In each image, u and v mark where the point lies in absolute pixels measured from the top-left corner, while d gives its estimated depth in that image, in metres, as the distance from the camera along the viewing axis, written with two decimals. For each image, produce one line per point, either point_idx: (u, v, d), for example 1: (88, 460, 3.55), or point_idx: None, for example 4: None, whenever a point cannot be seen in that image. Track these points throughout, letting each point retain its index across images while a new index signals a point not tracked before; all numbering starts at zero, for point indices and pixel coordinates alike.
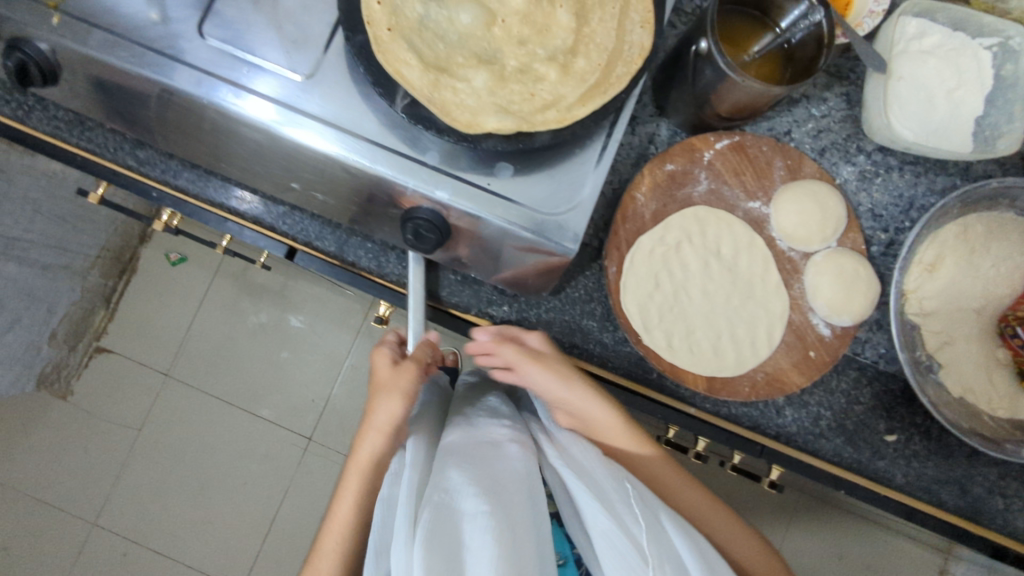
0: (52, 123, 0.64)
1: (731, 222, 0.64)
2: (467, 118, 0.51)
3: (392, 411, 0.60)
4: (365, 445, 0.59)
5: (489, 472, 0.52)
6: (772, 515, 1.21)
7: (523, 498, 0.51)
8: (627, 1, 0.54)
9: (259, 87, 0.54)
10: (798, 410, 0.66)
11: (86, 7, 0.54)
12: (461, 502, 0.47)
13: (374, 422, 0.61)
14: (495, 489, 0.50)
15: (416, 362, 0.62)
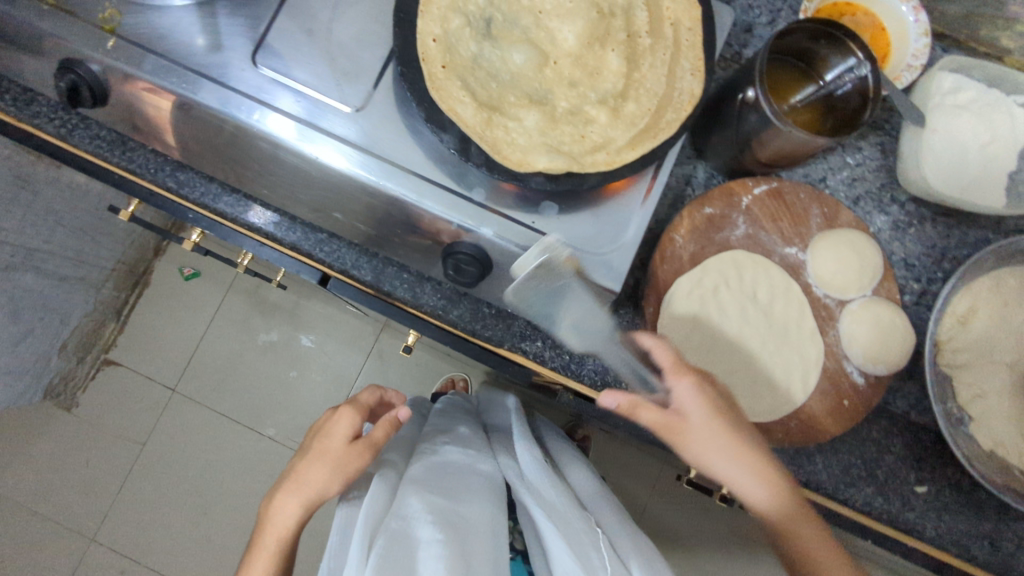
0: (94, 141, 0.63)
1: (768, 266, 0.64)
2: (518, 156, 0.51)
3: (325, 480, 0.58)
4: (284, 507, 0.57)
5: (450, 502, 0.59)
6: None
7: (479, 529, 0.58)
8: (679, 47, 0.53)
9: (283, 105, 0.54)
10: (829, 457, 0.66)
11: (140, 32, 0.54)
12: (416, 523, 0.54)
13: (299, 484, 0.58)
14: (450, 520, 0.56)
15: (370, 442, 0.62)
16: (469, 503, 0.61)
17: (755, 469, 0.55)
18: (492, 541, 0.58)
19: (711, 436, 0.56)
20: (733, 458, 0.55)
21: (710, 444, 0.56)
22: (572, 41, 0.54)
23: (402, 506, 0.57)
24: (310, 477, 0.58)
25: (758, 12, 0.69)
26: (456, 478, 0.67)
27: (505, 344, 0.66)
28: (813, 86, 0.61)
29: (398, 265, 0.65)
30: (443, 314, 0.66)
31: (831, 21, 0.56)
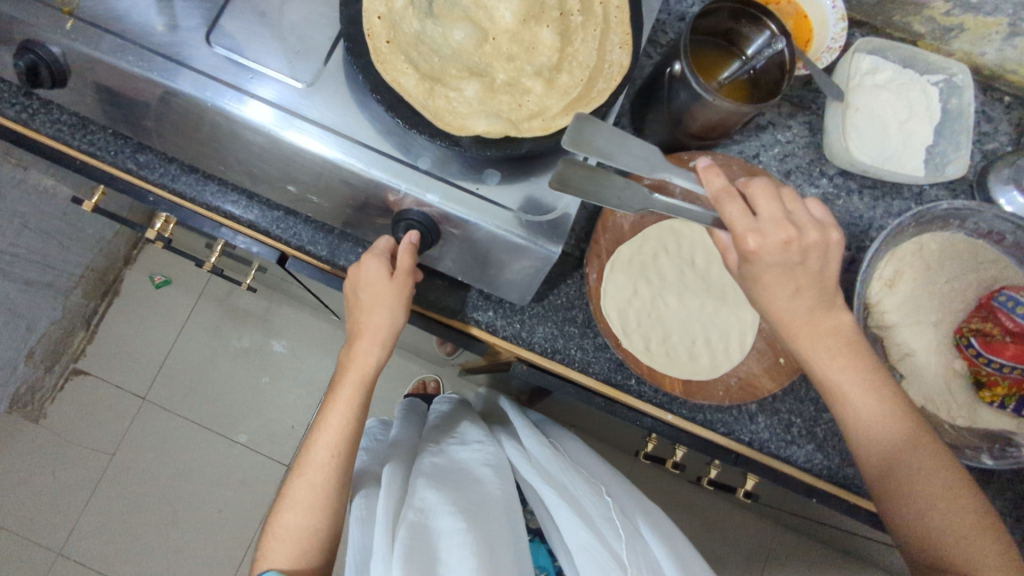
0: (55, 126, 0.66)
1: (704, 235, 0.69)
2: (458, 122, 0.56)
3: (390, 324, 0.64)
4: (363, 353, 0.64)
5: (464, 496, 0.63)
6: None
7: (498, 520, 0.62)
8: (607, 24, 0.57)
9: (261, 92, 0.57)
10: (770, 416, 0.69)
11: (98, 14, 0.57)
12: (432, 513, 0.59)
13: (370, 331, 0.64)
14: (470, 512, 0.60)
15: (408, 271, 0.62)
16: (477, 485, 0.67)
17: (887, 408, 0.55)
18: (511, 533, 0.63)
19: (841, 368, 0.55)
20: (869, 397, 0.55)
21: (807, 333, 0.54)
22: (508, 17, 0.54)
23: (416, 500, 0.61)
24: (374, 324, 0.63)
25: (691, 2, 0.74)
26: (466, 471, 0.70)
27: (458, 315, 0.68)
28: (739, 60, 0.66)
29: (354, 240, 0.68)
30: None
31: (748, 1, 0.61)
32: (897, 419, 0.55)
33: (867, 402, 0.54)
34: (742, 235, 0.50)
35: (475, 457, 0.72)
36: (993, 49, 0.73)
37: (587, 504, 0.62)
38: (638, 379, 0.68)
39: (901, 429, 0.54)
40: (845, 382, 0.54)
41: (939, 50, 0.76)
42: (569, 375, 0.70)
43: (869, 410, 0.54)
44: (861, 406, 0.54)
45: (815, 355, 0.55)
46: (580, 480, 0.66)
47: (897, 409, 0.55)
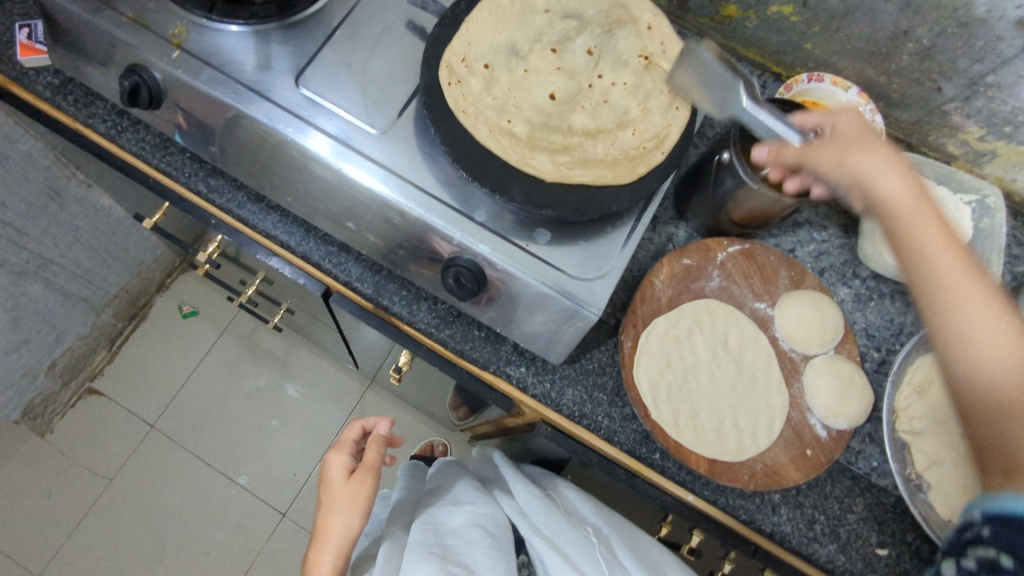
0: (139, 144, 0.71)
1: (739, 316, 0.69)
2: (518, 159, 0.60)
3: (347, 523, 0.67)
4: (321, 560, 0.65)
5: (448, 562, 0.64)
6: None
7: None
8: (672, 99, 0.64)
9: (323, 125, 0.62)
10: (793, 509, 0.67)
11: (203, 49, 0.63)
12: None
13: (330, 536, 0.66)
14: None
15: (368, 467, 0.70)
16: (465, 550, 0.67)
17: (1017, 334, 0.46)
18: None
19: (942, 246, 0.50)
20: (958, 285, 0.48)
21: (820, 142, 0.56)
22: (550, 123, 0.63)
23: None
24: (334, 525, 0.67)
25: None
26: (454, 529, 0.71)
27: (490, 367, 0.68)
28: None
29: (398, 282, 0.70)
30: (435, 332, 0.69)
31: (797, 104, 0.65)
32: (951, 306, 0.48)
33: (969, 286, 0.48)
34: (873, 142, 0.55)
35: (457, 507, 0.75)
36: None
37: (567, 548, 0.65)
38: (662, 454, 0.67)
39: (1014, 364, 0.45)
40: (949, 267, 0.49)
41: (971, 171, 0.80)
42: (593, 443, 0.70)
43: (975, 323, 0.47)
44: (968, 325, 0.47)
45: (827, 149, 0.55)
46: (564, 521, 0.69)
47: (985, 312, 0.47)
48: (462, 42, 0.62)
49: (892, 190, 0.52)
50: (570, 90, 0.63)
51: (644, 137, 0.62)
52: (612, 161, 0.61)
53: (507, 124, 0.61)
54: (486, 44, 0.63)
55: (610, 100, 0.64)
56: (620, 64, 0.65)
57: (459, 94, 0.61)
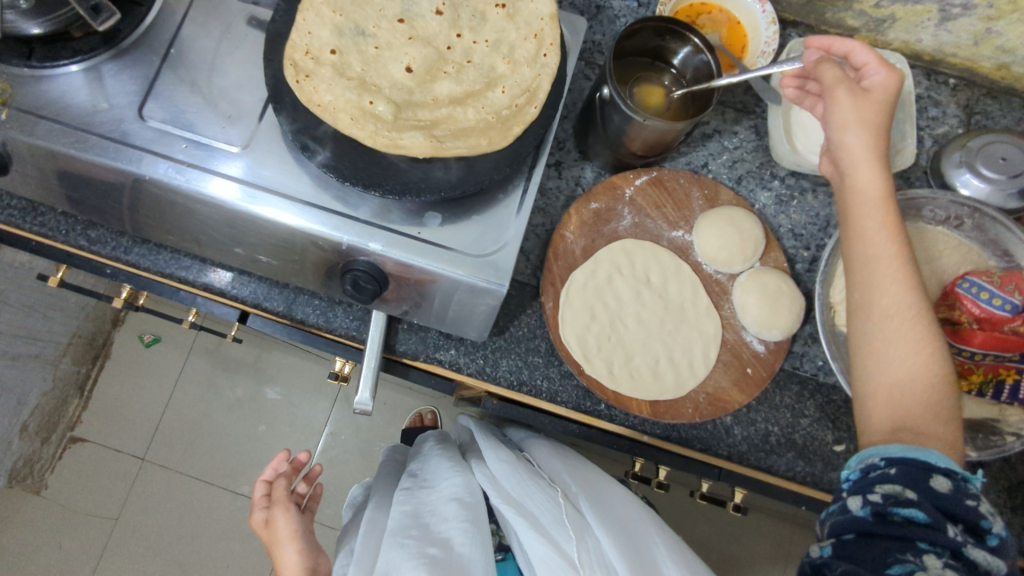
0: (6, 211, 0.67)
1: (657, 251, 0.68)
2: (389, 139, 0.56)
3: (287, 522, 0.76)
4: (285, 554, 0.73)
5: (422, 503, 0.69)
6: (704, 521, 1.36)
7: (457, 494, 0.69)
8: (541, 43, 0.60)
9: (225, 169, 0.58)
10: (746, 427, 0.68)
11: (31, 101, 0.58)
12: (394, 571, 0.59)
13: (283, 530, 0.75)
14: (431, 512, 0.67)
15: (280, 497, 0.79)
16: (443, 527, 0.64)
17: (921, 360, 0.52)
18: (479, 506, 0.68)
19: (875, 229, 0.54)
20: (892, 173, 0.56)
21: (893, 366, 0.52)
22: (415, 96, 0.59)
23: (392, 520, 0.66)
24: (286, 563, 0.73)
25: (624, 20, 0.76)
26: (423, 485, 0.73)
27: (420, 356, 0.67)
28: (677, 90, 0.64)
29: (309, 292, 0.69)
30: (358, 335, 0.69)
31: (669, 19, 0.62)
32: (922, 329, 0.53)
33: (894, 287, 0.53)
34: (878, 317, 0.54)
35: (426, 478, 0.75)
36: (929, 35, 0.74)
37: (536, 511, 0.61)
38: (607, 404, 0.67)
39: (937, 397, 0.51)
40: (893, 296, 0.53)
41: (876, 41, 0.77)
42: (541, 405, 0.69)
43: (890, 362, 0.53)
44: (882, 299, 0.53)
45: (898, 358, 0.52)
46: (510, 457, 0.70)
47: (925, 308, 0.53)
48: (301, 34, 0.57)
49: (901, 378, 0.52)
50: (428, 58, 0.59)
51: (515, 94, 0.59)
52: (484, 129, 0.58)
53: (370, 106, 0.56)
54: (328, 29, 0.59)
55: (474, 59, 0.61)
56: (477, 19, 0.62)
57: (309, 89, 0.56)
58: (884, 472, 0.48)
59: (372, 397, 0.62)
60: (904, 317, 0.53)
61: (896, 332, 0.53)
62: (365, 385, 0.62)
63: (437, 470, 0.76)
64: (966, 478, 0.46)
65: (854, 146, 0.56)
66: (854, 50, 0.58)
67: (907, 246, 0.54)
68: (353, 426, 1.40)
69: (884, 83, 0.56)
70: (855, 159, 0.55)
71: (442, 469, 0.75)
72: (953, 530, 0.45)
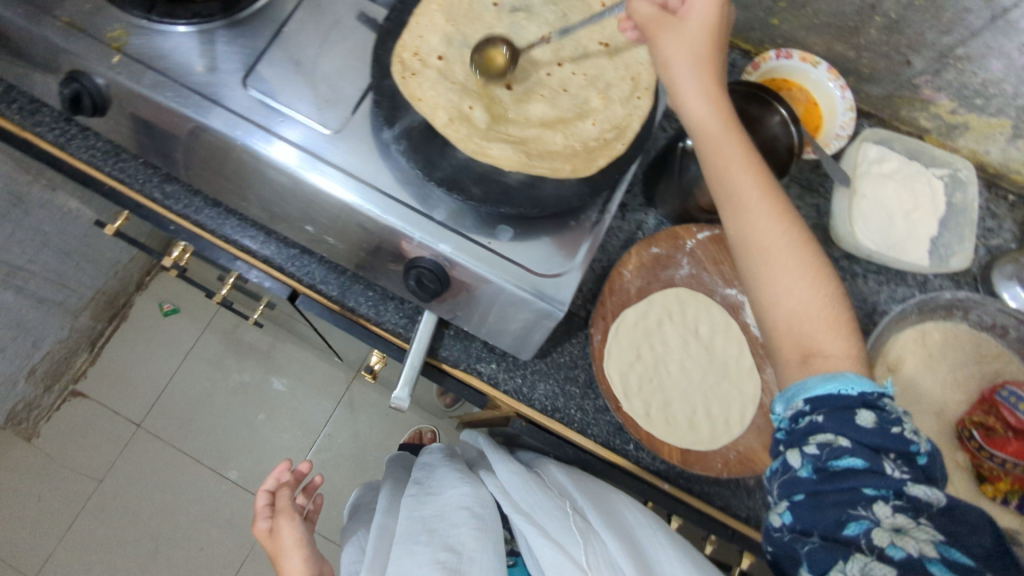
0: (89, 151, 0.70)
1: (710, 305, 0.70)
2: (477, 146, 0.58)
3: (292, 532, 0.76)
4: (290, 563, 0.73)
5: (430, 506, 0.69)
6: None
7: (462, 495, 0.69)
8: (636, 87, 0.63)
9: (287, 134, 0.60)
10: (768, 493, 0.68)
11: (143, 52, 0.61)
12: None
13: (287, 541, 0.75)
14: (438, 516, 0.67)
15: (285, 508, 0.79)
16: (451, 533, 0.64)
17: (822, 283, 0.48)
18: (485, 511, 0.68)
19: (730, 167, 0.50)
20: (724, 103, 0.51)
21: (802, 292, 0.48)
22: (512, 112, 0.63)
23: (400, 527, 0.67)
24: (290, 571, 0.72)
25: None
26: (430, 488, 0.73)
27: (461, 365, 0.68)
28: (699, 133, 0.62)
29: (365, 283, 0.70)
30: (404, 332, 0.70)
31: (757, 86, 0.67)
32: (809, 254, 0.49)
33: (766, 219, 0.49)
34: (766, 246, 0.49)
35: (433, 484, 0.74)
36: (997, 148, 0.77)
37: (543, 522, 0.62)
38: (636, 444, 0.67)
39: (827, 323, 0.47)
40: (772, 226, 0.49)
41: (944, 145, 0.80)
42: (569, 436, 0.70)
43: (785, 291, 0.48)
44: (762, 231, 0.49)
45: (797, 287, 0.48)
46: (514, 470, 0.70)
47: (801, 230, 0.49)
48: (413, 36, 0.60)
49: (796, 309, 0.48)
50: (528, 80, 0.65)
51: (604, 128, 0.61)
52: (568, 154, 0.60)
53: (467, 112, 0.60)
54: (438, 37, 0.62)
55: (570, 89, 0.65)
56: (578, 53, 0.66)
57: (414, 86, 0.58)
58: (811, 419, 0.44)
59: (410, 394, 0.62)
60: (792, 242, 0.49)
61: (788, 255, 0.48)
62: (404, 383, 0.62)
63: (447, 476, 0.76)
64: (883, 403, 0.43)
65: (696, 94, 0.50)
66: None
67: (766, 173, 0.50)
68: (353, 431, 1.39)
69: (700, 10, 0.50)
70: (703, 91, 0.50)
71: (449, 478, 0.74)
72: (891, 466, 0.42)
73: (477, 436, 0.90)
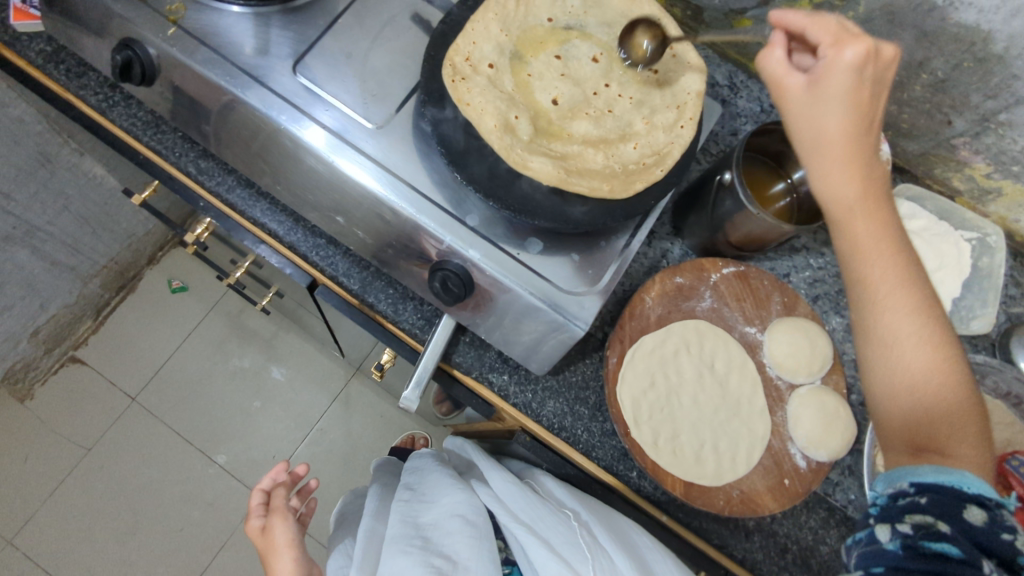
0: (130, 120, 0.70)
1: (728, 341, 0.69)
2: (520, 158, 0.58)
3: (285, 531, 0.75)
4: (280, 561, 0.72)
5: (424, 512, 0.68)
6: None
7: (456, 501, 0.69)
8: (680, 114, 0.63)
9: (322, 118, 0.60)
10: (766, 537, 0.67)
11: (198, 28, 0.62)
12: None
13: (279, 539, 0.74)
14: (433, 524, 0.66)
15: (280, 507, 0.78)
16: (447, 542, 0.64)
17: (944, 387, 0.44)
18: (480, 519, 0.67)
19: (868, 242, 0.44)
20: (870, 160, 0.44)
21: (915, 391, 0.44)
22: (554, 127, 0.63)
23: (392, 530, 0.66)
24: (279, 570, 0.71)
25: (744, 120, 0.80)
26: (423, 493, 0.73)
27: (473, 372, 0.68)
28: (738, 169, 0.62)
29: (386, 281, 0.70)
30: (420, 334, 0.69)
31: None
32: (942, 355, 0.44)
33: (896, 307, 0.44)
34: (887, 337, 0.45)
35: (427, 489, 0.74)
36: None
37: (548, 536, 0.62)
38: (639, 473, 0.66)
39: (944, 431, 0.43)
40: (907, 317, 0.44)
41: (975, 209, 0.80)
42: (571, 457, 0.69)
43: (897, 387, 0.45)
44: (895, 323, 0.44)
45: (912, 384, 0.44)
46: (511, 480, 0.69)
47: (933, 327, 0.44)
48: (467, 42, 0.61)
49: (907, 409, 0.45)
50: (574, 98, 0.64)
51: (645, 153, 0.62)
52: (606, 175, 0.60)
53: (513, 121, 0.60)
54: (492, 46, 0.62)
55: (614, 111, 0.65)
56: (627, 77, 0.66)
57: (463, 90, 0.59)
58: (914, 500, 0.42)
59: (419, 397, 0.63)
60: (919, 345, 0.44)
61: (914, 352, 0.44)
62: (415, 383, 0.63)
63: (438, 482, 0.75)
64: (999, 510, 0.40)
65: (835, 130, 0.43)
66: (805, 28, 0.44)
67: (910, 254, 0.45)
68: (346, 429, 1.37)
69: (839, 63, 0.42)
70: (834, 154, 0.43)
71: (443, 486, 0.73)
72: (992, 569, 0.37)
73: (472, 446, 0.89)
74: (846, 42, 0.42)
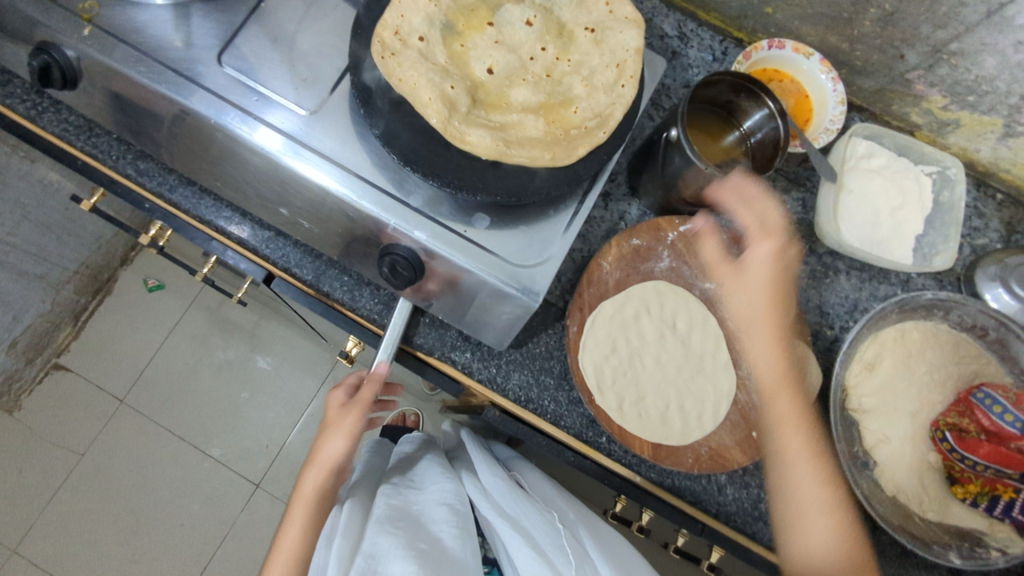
0: (62, 125, 0.68)
1: (688, 299, 0.69)
2: (458, 133, 0.56)
3: (335, 447, 0.69)
4: (332, 444, 0.69)
5: (412, 500, 0.68)
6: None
7: (448, 495, 0.69)
8: (621, 73, 0.61)
9: (266, 116, 0.59)
10: (739, 489, 0.68)
11: (116, 24, 0.59)
12: (383, 558, 0.57)
13: (326, 450, 0.70)
14: (421, 513, 0.66)
15: (360, 401, 0.68)
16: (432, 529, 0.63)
17: (830, 525, 0.56)
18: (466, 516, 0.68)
19: (786, 415, 0.59)
20: (786, 350, 0.61)
21: (811, 525, 0.57)
22: (491, 97, 0.61)
23: (380, 509, 0.65)
24: (328, 449, 0.70)
25: (696, 71, 0.78)
26: (412, 483, 0.73)
27: (435, 352, 0.67)
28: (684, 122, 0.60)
29: (340, 268, 0.70)
30: (378, 319, 0.69)
31: (747, 77, 0.64)
32: (832, 495, 0.58)
33: (800, 463, 0.58)
34: (801, 493, 0.58)
35: (415, 477, 0.75)
36: (988, 147, 0.76)
37: (533, 533, 0.61)
38: (608, 437, 0.67)
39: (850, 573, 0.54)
40: (805, 466, 0.58)
41: (934, 141, 0.79)
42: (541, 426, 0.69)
43: (812, 531, 0.56)
44: (799, 458, 0.58)
45: (806, 520, 0.57)
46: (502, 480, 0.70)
47: (830, 471, 0.59)
48: (395, 14, 0.58)
49: (820, 548, 0.55)
50: (510, 65, 0.62)
51: (586, 116, 0.60)
52: (546, 141, 0.59)
53: (450, 92, 0.58)
54: (421, 17, 0.60)
55: (553, 76, 0.63)
56: (566, 40, 0.64)
57: (394, 66, 0.56)
58: None
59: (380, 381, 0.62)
60: (818, 486, 0.58)
61: (818, 487, 0.58)
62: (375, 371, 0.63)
63: (424, 470, 0.77)
64: None
65: (759, 349, 0.61)
66: (738, 208, 0.60)
67: (815, 433, 0.59)
68: None
69: (762, 258, 0.61)
70: (755, 313, 0.61)
71: (430, 473, 0.75)
72: None
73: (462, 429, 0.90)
74: (762, 240, 0.61)
